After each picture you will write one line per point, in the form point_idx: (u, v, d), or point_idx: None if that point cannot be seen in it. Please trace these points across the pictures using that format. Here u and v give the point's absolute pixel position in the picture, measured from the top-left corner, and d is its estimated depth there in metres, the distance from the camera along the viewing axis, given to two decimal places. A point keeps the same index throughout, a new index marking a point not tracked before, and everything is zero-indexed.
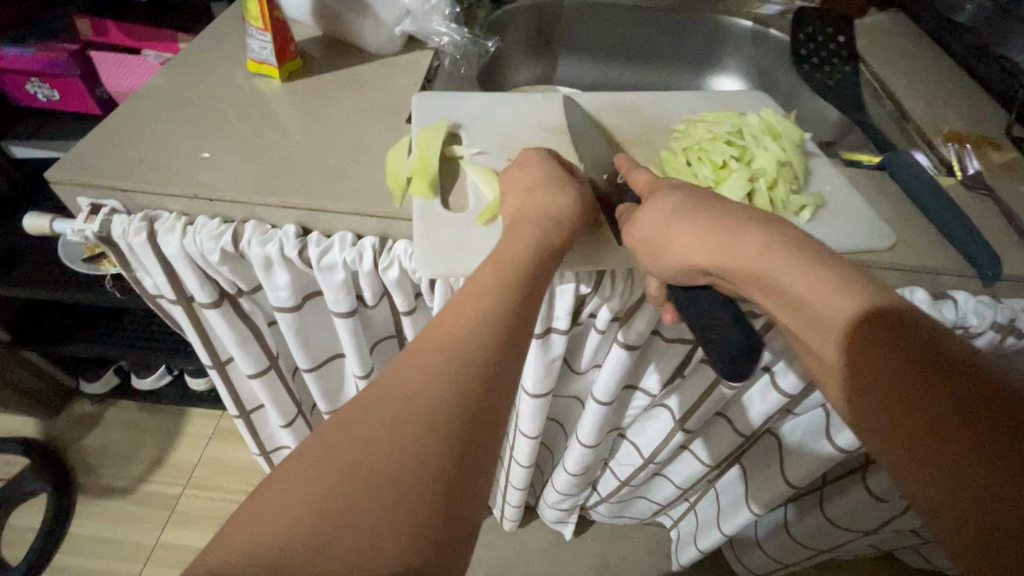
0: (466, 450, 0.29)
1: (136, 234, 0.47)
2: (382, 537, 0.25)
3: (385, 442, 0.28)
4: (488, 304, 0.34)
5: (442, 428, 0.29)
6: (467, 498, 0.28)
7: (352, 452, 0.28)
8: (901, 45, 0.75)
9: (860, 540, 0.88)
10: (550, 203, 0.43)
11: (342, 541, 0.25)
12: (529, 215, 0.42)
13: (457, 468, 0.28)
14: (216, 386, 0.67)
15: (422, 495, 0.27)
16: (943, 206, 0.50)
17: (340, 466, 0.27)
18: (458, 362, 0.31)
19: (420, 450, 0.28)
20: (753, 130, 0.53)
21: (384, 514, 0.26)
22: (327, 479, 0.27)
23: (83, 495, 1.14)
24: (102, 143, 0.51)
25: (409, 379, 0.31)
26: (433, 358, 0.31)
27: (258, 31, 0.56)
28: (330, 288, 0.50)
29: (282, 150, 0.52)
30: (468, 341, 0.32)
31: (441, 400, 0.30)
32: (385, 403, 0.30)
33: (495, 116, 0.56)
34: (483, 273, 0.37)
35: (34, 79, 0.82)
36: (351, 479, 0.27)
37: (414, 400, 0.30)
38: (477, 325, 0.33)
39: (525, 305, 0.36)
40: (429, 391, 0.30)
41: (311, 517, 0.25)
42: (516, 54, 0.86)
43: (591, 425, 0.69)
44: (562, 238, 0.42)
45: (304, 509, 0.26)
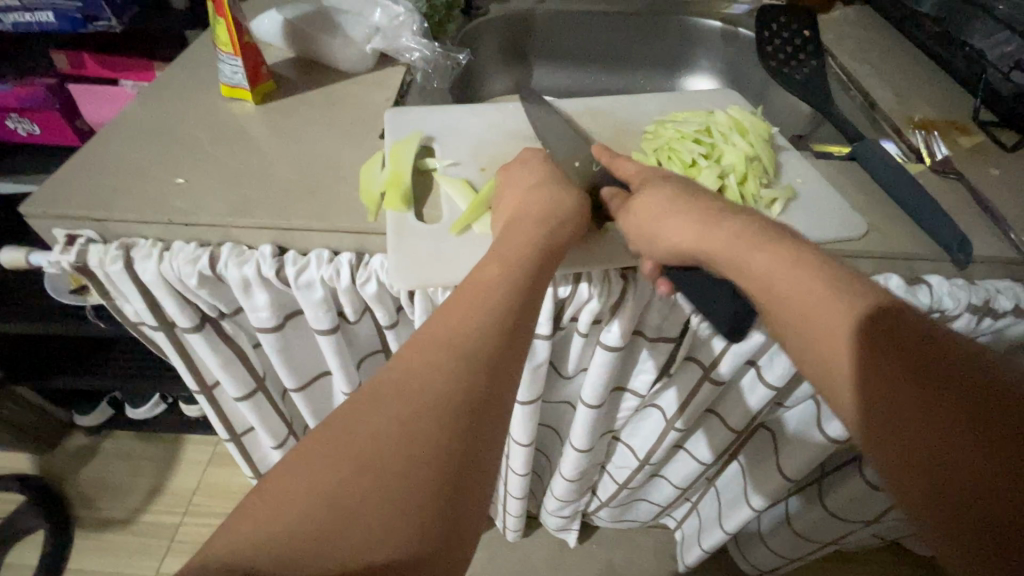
0: (472, 445, 0.29)
1: (113, 262, 0.48)
2: (388, 536, 0.25)
3: (391, 436, 0.28)
4: (493, 301, 0.34)
5: (446, 422, 0.29)
6: (471, 495, 0.29)
7: (358, 448, 0.27)
8: (867, 37, 0.76)
9: (863, 531, 0.88)
10: (547, 202, 0.43)
11: (350, 540, 0.25)
12: (527, 215, 0.42)
13: (464, 465, 0.28)
14: (204, 411, 0.66)
15: (427, 491, 0.27)
16: (912, 191, 0.50)
17: (347, 461, 0.27)
18: (466, 356, 0.31)
19: (427, 447, 0.28)
20: (720, 127, 0.54)
21: (390, 510, 0.26)
22: (337, 476, 0.26)
23: (81, 530, 1.13)
24: (74, 175, 0.51)
25: (418, 372, 0.30)
26: (442, 352, 0.31)
27: (228, 56, 0.56)
28: (309, 306, 0.50)
29: (257, 172, 0.52)
30: (475, 337, 0.32)
31: (451, 395, 0.30)
32: (393, 398, 0.29)
33: (467, 126, 0.57)
34: (487, 268, 0.37)
35: (14, 115, 0.82)
36: (359, 476, 0.27)
37: (421, 395, 0.29)
38: (484, 322, 0.33)
39: (528, 303, 0.36)
40: (433, 386, 0.30)
41: (317, 515, 0.25)
42: (491, 65, 0.86)
43: (583, 429, 0.69)
44: (563, 235, 0.42)
45: (311, 507, 0.25)
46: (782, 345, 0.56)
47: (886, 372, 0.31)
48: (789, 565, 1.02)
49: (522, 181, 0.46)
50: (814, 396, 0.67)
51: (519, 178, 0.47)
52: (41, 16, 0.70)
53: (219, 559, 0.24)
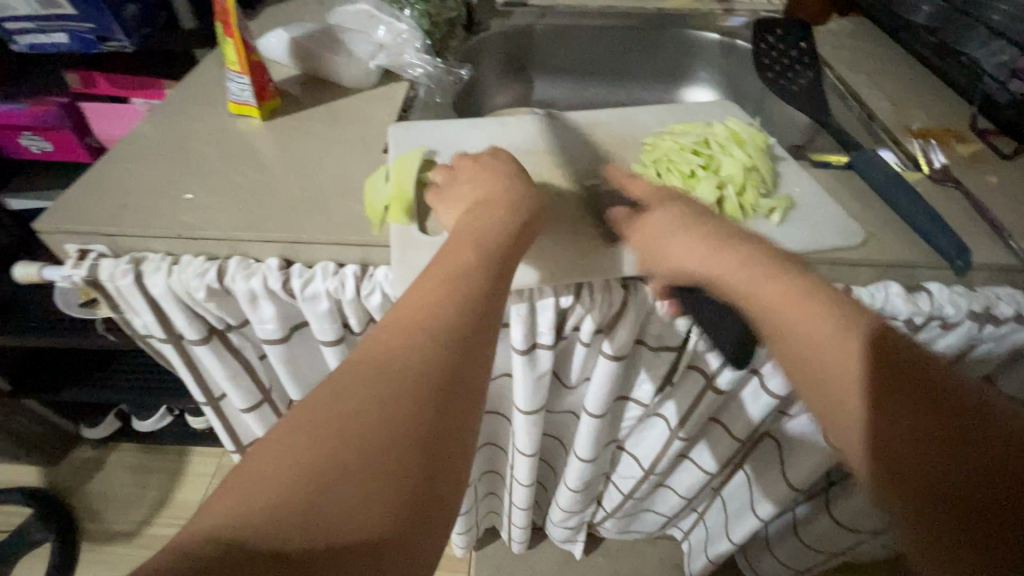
0: (443, 443, 0.30)
1: (124, 276, 0.49)
2: (363, 513, 0.26)
3: (367, 433, 0.28)
4: (465, 291, 0.35)
5: (421, 421, 0.29)
6: (442, 473, 0.29)
7: (335, 430, 0.28)
8: (864, 48, 0.77)
9: (872, 541, 0.87)
10: (513, 194, 0.45)
11: (327, 517, 0.25)
12: (495, 205, 0.44)
13: (434, 445, 0.29)
14: (210, 422, 0.67)
15: (399, 489, 0.27)
16: (910, 200, 0.51)
17: (323, 458, 0.27)
18: (435, 343, 0.32)
19: (405, 422, 0.29)
20: (718, 138, 0.55)
21: (364, 508, 0.26)
22: (312, 471, 0.26)
23: (87, 543, 1.14)
24: (86, 192, 0.52)
25: (392, 358, 0.31)
26: (412, 338, 0.32)
27: (236, 74, 0.58)
28: (315, 318, 0.51)
29: (264, 187, 0.53)
30: (444, 325, 0.33)
31: (423, 379, 0.30)
32: (366, 382, 0.30)
33: (469, 139, 0.58)
34: (460, 256, 0.38)
35: (27, 133, 0.85)
36: (332, 472, 0.26)
37: (395, 379, 0.30)
38: (456, 308, 0.34)
39: (496, 289, 0.37)
40: (408, 383, 0.30)
41: (292, 493, 0.25)
42: (493, 79, 0.88)
43: (587, 439, 0.69)
44: (528, 222, 0.43)
45: (286, 486, 0.26)
46: (784, 354, 0.56)
47: (885, 391, 0.33)
48: None
49: (493, 171, 0.48)
50: None
51: (490, 169, 0.48)
52: (54, 37, 0.72)
53: (196, 540, 0.24)
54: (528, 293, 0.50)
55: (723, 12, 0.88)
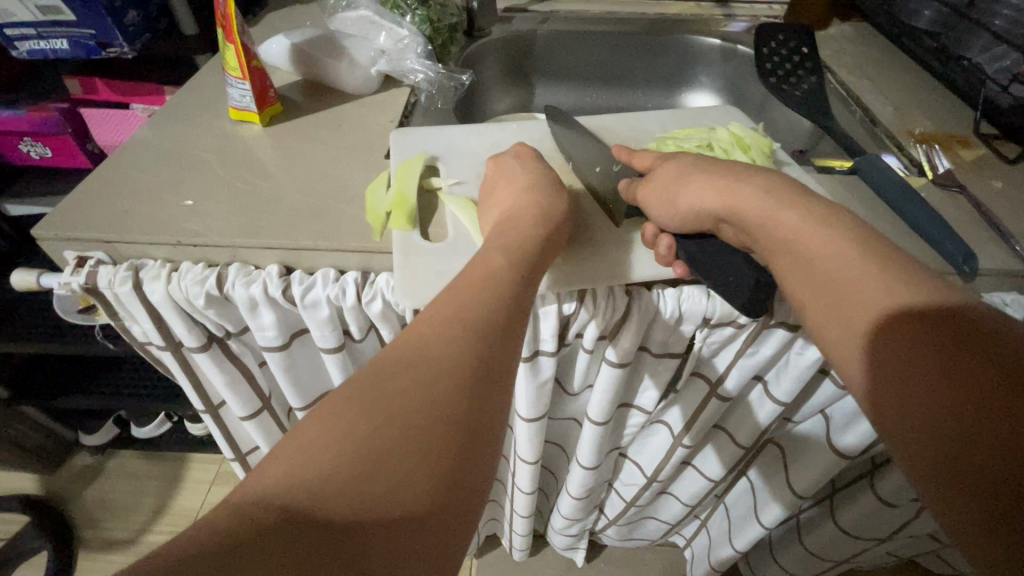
0: (477, 425, 0.29)
1: (122, 283, 0.48)
2: (408, 491, 0.26)
3: (405, 413, 0.28)
4: (498, 288, 0.36)
5: (458, 401, 0.29)
6: (477, 461, 0.29)
7: (384, 405, 0.28)
8: (865, 53, 0.77)
9: (877, 548, 0.86)
10: (541, 201, 0.45)
11: (372, 491, 0.25)
12: (521, 214, 0.44)
13: (474, 431, 0.29)
14: (210, 430, 0.66)
15: (436, 465, 0.27)
16: (916, 206, 0.50)
17: (364, 435, 0.26)
18: (476, 333, 0.32)
19: (441, 401, 0.29)
20: (722, 143, 0.54)
21: (403, 483, 0.26)
22: (356, 448, 0.26)
23: (85, 550, 1.13)
24: (85, 198, 0.51)
25: (436, 342, 0.31)
26: (454, 326, 0.32)
27: (237, 80, 0.57)
28: (316, 325, 0.50)
29: (265, 193, 0.53)
30: (482, 317, 0.33)
31: (465, 368, 0.30)
32: (411, 364, 0.30)
33: (471, 145, 0.57)
34: (492, 259, 0.39)
35: (27, 138, 0.85)
36: (374, 448, 0.26)
37: (436, 362, 0.30)
38: (492, 304, 0.34)
39: (527, 292, 0.37)
40: (445, 365, 0.30)
41: (344, 464, 0.25)
42: (495, 84, 0.88)
43: (590, 446, 0.68)
44: (532, 225, 0.43)
45: (337, 456, 0.25)
46: (788, 360, 0.55)
47: (897, 360, 0.32)
48: None
49: (509, 180, 0.48)
50: (823, 411, 0.67)
51: (516, 175, 0.48)
52: (55, 43, 0.72)
53: (247, 501, 0.23)
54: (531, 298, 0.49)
55: (723, 18, 0.88)
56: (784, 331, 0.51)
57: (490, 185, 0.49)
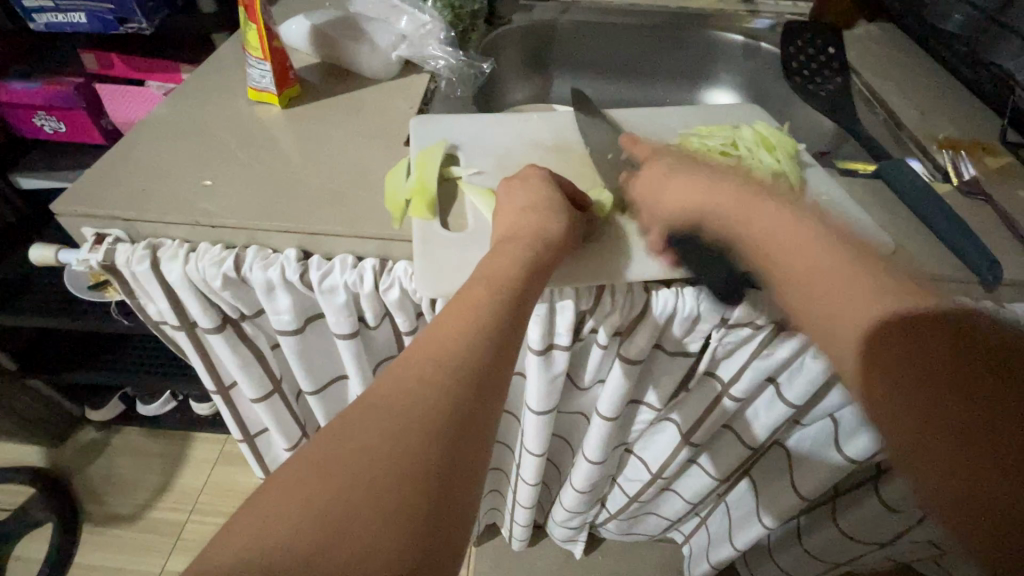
0: (453, 467, 0.29)
1: (140, 262, 0.48)
2: (376, 549, 0.25)
3: (372, 465, 0.27)
4: (480, 323, 0.35)
5: (429, 446, 0.29)
6: (456, 512, 0.28)
7: (351, 460, 0.27)
8: (892, 54, 0.76)
9: (877, 552, 0.87)
10: (539, 223, 0.43)
11: (335, 553, 0.24)
12: (516, 237, 0.43)
13: (448, 484, 0.28)
14: (220, 411, 0.66)
15: (409, 514, 0.26)
16: (942, 213, 0.50)
17: (323, 495, 0.26)
18: (453, 376, 0.32)
19: (411, 449, 0.28)
20: (746, 142, 0.53)
21: (372, 538, 0.25)
22: (319, 507, 0.26)
23: (89, 524, 1.15)
24: (102, 175, 0.51)
25: (405, 388, 0.31)
26: (425, 369, 0.32)
27: (258, 61, 0.57)
28: (331, 310, 0.50)
29: (284, 176, 0.53)
30: (465, 358, 0.33)
31: (436, 412, 0.30)
32: (381, 416, 0.30)
33: (491, 135, 0.57)
34: (473, 292, 0.38)
35: (41, 112, 0.85)
36: (341, 504, 0.26)
37: (409, 409, 0.30)
38: (470, 344, 0.34)
39: (510, 328, 0.36)
40: (415, 412, 0.30)
41: (306, 531, 0.25)
42: (514, 73, 0.87)
43: (597, 441, 0.68)
44: (539, 231, 0.43)
45: (299, 518, 0.25)
46: (802, 364, 0.55)
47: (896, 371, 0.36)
48: None
49: (523, 189, 0.47)
50: (833, 416, 0.66)
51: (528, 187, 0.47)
52: (72, 17, 0.72)
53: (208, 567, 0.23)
54: (548, 293, 0.49)
55: (747, 13, 0.87)
56: (800, 336, 0.51)
57: (503, 185, 0.48)
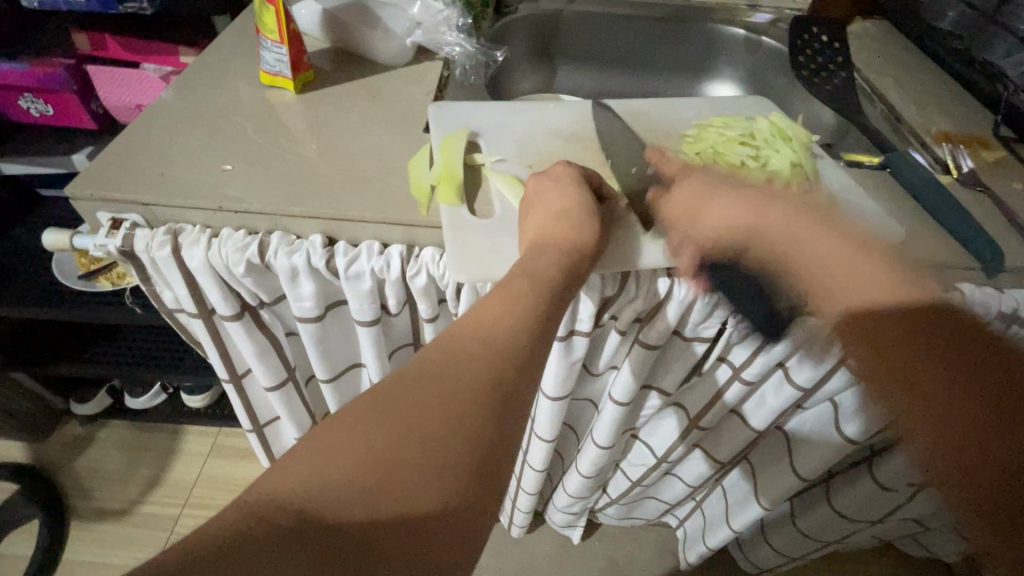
0: (496, 436, 0.30)
1: (161, 247, 0.47)
2: (419, 496, 0.27)
3: (420, 425, 0.29)
4: (524, 303, 0.36)
5: (474, 413, 0.30)
6: (492, 480, 0.30)
7: (403, 416, 0.29)
8: (889, 51, 0.79)
9: (866, 530, 0.91)
10: (573, 231, 0.43)
11: (383, 495, 0.27)
12: (547, 237, 0.43)
13: (489, 450, 0.30)
14: (231, 400, 0.65)
15: (452, 472, 0.28)
16: (946, 203, 0.52)
17: (374, 444, 0.28)
18: (500, 352, 0.33)
19: (459, 414, 0.30)
20: (764, 133, 0.55)
21: (416, 487, 0.27)
22: (370, 455, 0.28)
23: (77, 519, 1.12)
24: (116, 157, 0.50)
25: (454, 359, 0.32)
26: (475, 343, 0.33)
27: (273, 44, 0.56)
28: (355, 297, 0.50)
29: (304, 162, 0.52)
30: (512, 335, 0.34)
31: (483, 387, 0.31)
32: (431, 380, 0.31)
33: (512, 123, 0.57)
34: (514, 281, 0.38)
35: (28, 94, 0.82)
36: (390, 454, 0.28)
37: (458, 379, 0.31)
38: (516, 327, 0.34)
39: (549, 318, 0.37)
40: (464, 380, 0.31)
41: (358, 477, 0.27)
42: (519, 63, 0.87)
43: (608, 425, 0.70)
44: (569, 219, 0.43)
45: (349, 463, 0.27)
46: (813, 349, 0.57)
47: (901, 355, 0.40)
48: (791, 564, 1.05)
49: (553, 180, 0.47)
50: (833, 399, 0.69)
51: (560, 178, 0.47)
52: None
53: (264, 499, 0.26)
54: None
55: (749, 7, 0.88)
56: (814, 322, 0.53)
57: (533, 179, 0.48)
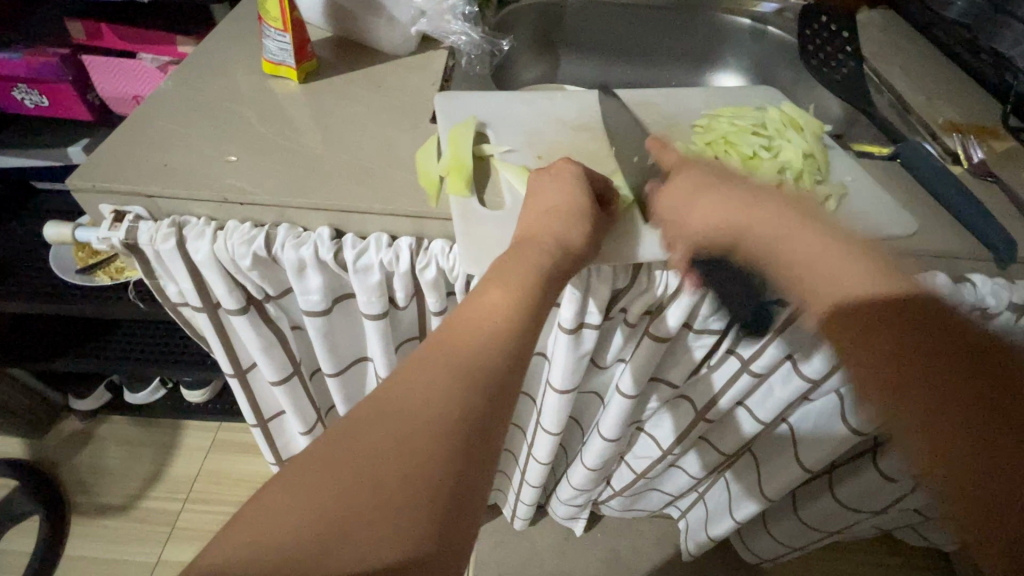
0: (466, 463, 0.30)
1: (165, 240, 0.46)
2: (386, 536, 0.27)
3: (381, 463, 0.29)
4: (492, 323, 0.36)
5: (438, 444, 0.30)
6: (469, 511, 0.30)
7: (357, 464, 0.29)
8: (897, 40, 0.78)
9: (868, 520, 0.91)
10: (565, 237, 0.42)
11: (347, 540, 0.26)
12: (538, 242, 0.42)
13: (458, 478, 0.29)
14: (236, 394, 0.65)
15: (418, 507, 0.28)
16: (958, 193, 0.52)
17: (331, 491, 0.28)
18: (464, 378, 0.33)
19: (422, 446, 0.29)
20: (775, 123, 0.54)
21: (381, 527, 0.27)
22: (328, 502, 0.27)
23: (78, 515, 1.12)
24: (116, 149, 0.49)
25: (414, 391, 0.32)
26: (437, 370, 0.33)
27: (277, 32, 0.55)
28: (363, 290, 0.50)
29: (310, 153, 0.51)
30: (477, 359, 0.34)
31: (451, 412, 0.31)
32: (389, 415, 0.30)
33: (520, 113, 0.56)
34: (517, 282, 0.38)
35: (22, 85, 0.81)
36: (350, 498, 0.28)
37: (421, 411, 0.31)
38: (493, 348, 0.34)
39: (529, 336, 0.37)
40: (425, 410, 0.31)
41: (314, 526, 0.27)
42: (523, 53, 0.86)
43: (615, 418, 0.70)
44: (570, 221, 0.43)
45: (305, 515, 0.27)
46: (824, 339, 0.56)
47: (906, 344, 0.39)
48: (793, 554, 1.06)
49: (556, 176, 0.46)
50: (837, 391, 0.69)
51: (559, 177, 0.46)
52: None
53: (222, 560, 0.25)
54: (587, 271, 0.49)
55: None
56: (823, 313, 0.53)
57: (538, 172, 0.47)
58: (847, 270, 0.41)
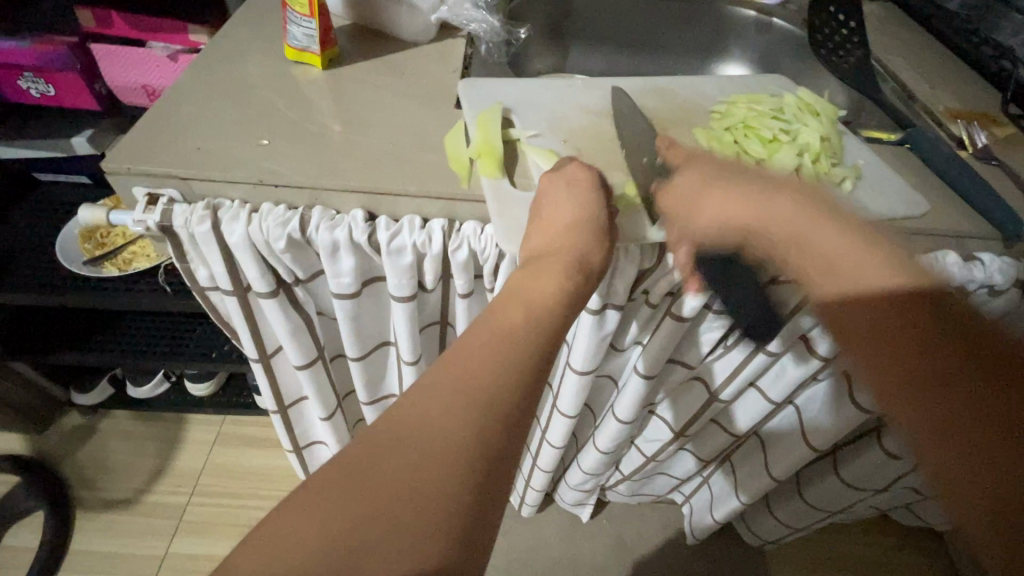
0: (500, 451, 0.32)
1: (200, 223, 0.47)
2: (421, 519, 0.29)
3: (422, 449, 0.30)
4: (523, 317, 0.37)
5: (475, 432, 0.31)
6: (496, 490, 0.31)
7: (400, 450, 0.30)
8: (898, 31, 0.80)
9: (869, 499, 0.94)
10: (586, 230, 0.43)
11: (388, 523, 0.28)
12: (565, 230, 0.43)
13: (491, 466, 0.31)
14: (258, 379, 0.65)
15: (451, 492, 0.30)
16: (964, 175, 0.54)
17: (372, 479, 0.29)
18: (501, 367, 0.34)
19: (460, 437, 0.31)
20: (792, 108, 0.57)
21: (419, 511, 0.29)
22: (370, 489, 0.29)
23: (82, 510, 1.11)
24: (146, 133, 0.49)
25: (454, 379, 0.33)
26: (476, 359, 0.34)
27: (302, 18, 0.55)
28: (395, 272, 0.51)
29: (338, 138, 0.52)
30: (511, 351, 0.35)
31: (492, 398, 0.32)
32: (430, 403, 0.32)
33: (542, 99, 0.57)
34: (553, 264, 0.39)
35: (29, 74, 0.80)
36: (391, 484, 0.29)
37: (461, 399, 0.32)
38: (520, 333, 0.36)
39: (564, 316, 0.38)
40: (465, 399, 0.32)
41: (356, 512, 0.28)
42: (533, 43, 0.87)
43: (631, 400, 0.71)
44: (594, 209, 0.44)
45: (352, 500, 0.29)
46: None
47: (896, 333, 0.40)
48: (795, 535, 1.09)
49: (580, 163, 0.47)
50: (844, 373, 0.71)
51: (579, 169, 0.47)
52: None
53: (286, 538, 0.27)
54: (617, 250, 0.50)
55: None
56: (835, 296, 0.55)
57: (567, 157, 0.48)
58: (842, 261, 0.42)
